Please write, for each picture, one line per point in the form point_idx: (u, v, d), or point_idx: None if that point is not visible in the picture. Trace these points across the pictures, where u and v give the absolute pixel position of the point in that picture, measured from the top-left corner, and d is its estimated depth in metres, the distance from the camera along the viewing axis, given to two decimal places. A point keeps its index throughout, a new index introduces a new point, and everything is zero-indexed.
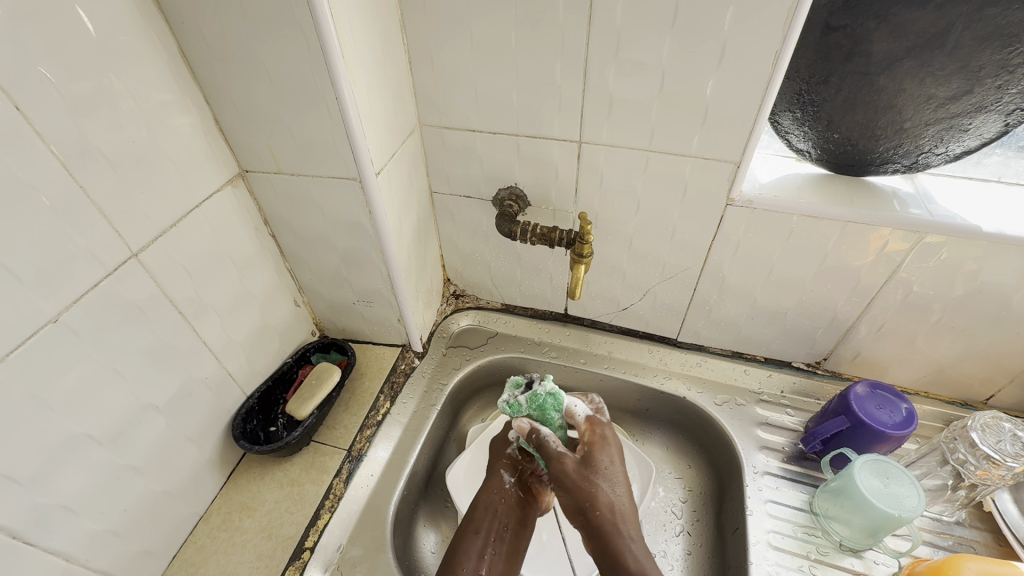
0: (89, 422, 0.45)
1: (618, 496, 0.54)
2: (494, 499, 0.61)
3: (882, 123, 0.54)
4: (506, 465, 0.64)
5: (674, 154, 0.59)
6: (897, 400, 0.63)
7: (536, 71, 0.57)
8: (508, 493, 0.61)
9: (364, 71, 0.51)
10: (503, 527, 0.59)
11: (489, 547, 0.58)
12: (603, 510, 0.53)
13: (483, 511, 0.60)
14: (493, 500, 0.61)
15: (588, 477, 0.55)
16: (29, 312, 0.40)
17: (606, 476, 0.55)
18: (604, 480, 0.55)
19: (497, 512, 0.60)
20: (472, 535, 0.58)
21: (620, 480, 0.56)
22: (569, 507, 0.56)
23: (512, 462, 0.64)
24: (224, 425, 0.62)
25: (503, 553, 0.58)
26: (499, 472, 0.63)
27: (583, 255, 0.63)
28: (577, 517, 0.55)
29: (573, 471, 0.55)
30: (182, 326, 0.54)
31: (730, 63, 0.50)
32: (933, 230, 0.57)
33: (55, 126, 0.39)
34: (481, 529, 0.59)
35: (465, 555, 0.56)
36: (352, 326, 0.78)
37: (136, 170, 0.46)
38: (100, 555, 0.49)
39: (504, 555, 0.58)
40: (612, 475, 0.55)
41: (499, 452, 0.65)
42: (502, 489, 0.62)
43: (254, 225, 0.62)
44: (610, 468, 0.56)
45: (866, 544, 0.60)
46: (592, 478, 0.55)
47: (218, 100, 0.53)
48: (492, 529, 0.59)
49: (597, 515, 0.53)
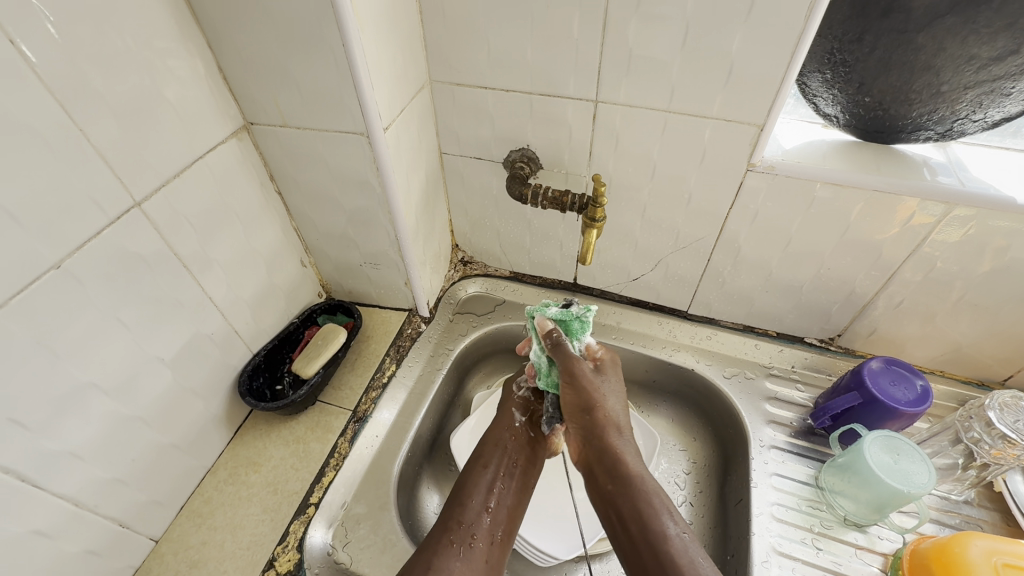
0: (94, 371, 0.45)
1: (620, 406, 0.56)
2: (504, 437, 0.61)
3: (917, 86, 0.50)
4: (517, 405, 0.65)
5: (694, 115, 0.56)
6: (912, 376, 0.62)
7: (554, 23, 0.54)
8: (518, 432, 0.63)
9: (373, 19, 0.49)
10: (511, 462, 0.60)
11: (498, 482, 0.58)
12: (606, 414, 0.55)
13: (492, 447, 0.61)
14: (503, 437, 0.62)
15: (596, 385, 0.56)
16: (30, 256, 0.39)
17: (611, 388, 0.57)
18: (609, 389, 0.57)
19: (506, 449, 0.61)
20: (481, 469, 0.58)
21: (622, 394, 0.58)
22: (571, 408, 0.57)
23: (523, 402, 0.66)
24: (231, 382, 0.62)
25: (513, 487, 0.58)
26: (509, 412, 0.65)
27: (596, 219, 0.61)
28: (578, 419, 0.56)
29: (585, 373, 0.57)
30: (187, 280, 0.53)
31: (760, 15, 0.47)
32: (964, 202, 0.54)
33: (51, 64, 0.38)
34: (490, 463, 0.59)
35: (474, 489, 0.56)
36: (359, 289, 0.77)
37: (138, 116, 0.45)
38: (110, 503, 0.50)
39: (513, 490, 0.58)
40: (616, 389, 0.57)
41: (511, 393, 0.67)
42: (513, 428, 0.63)
43: (260, 182, 0.61)
44: (613, 383, 0.58)
45: (871, 520, 0.59)
46: (599, 387, 0.56)
47: (221, 46, 0.51)
48: (502, 465, 0.59)
49: (600, 418, 0.54)
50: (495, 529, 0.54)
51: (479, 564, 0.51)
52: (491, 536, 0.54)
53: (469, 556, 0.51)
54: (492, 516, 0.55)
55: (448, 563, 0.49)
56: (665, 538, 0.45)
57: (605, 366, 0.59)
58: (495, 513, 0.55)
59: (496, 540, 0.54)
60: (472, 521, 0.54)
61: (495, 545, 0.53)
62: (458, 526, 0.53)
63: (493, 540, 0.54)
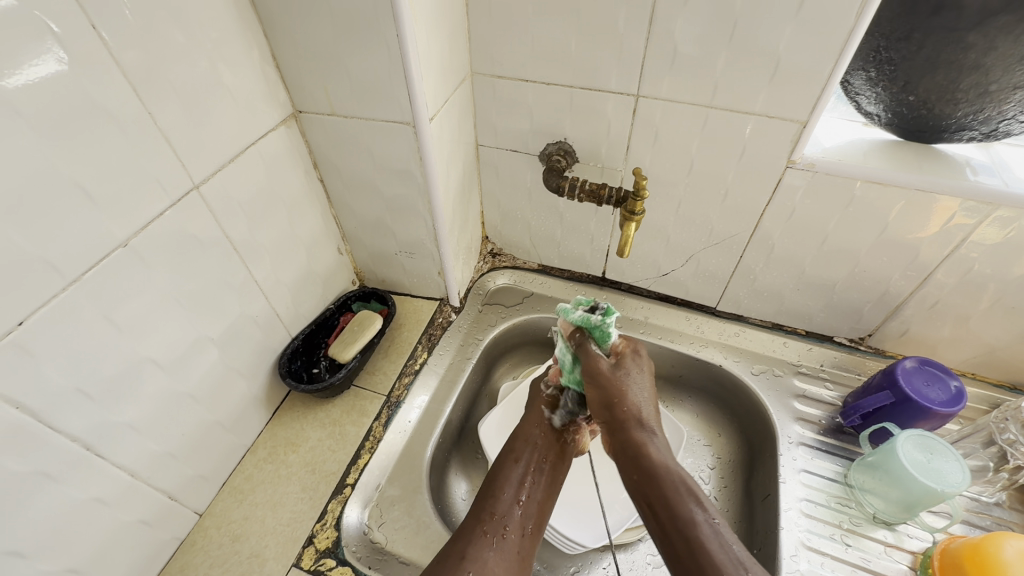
0: (153, 347, 0.47)
1: (645, 398, 0.55)
2: (534, 434, 0.61)
3: (965, 85, 0.50)
4: (545, 403, 0.64)
5: (736, 110, 0.56)
6: (946, 377, 0.62)
7: (599, 17, 0.55)
8: (548, 430, 0.61)
9: (425, 10, 0.50)
10: (543, 457, 0.59)
11: (529, 477, 0.57)
12: (630, 407, 0.54)
13: (523, 444, 0.60)
14: (533, 433, 0.61)
15: (618, 379, 0.56)
16: (101, 234, 0.41)
17: (635, 380, 0.56)
18: (634, 381, 0.56)
19: (537, 446, 0.60)
20: (512, 464, 0.58)
21: (647, 386, 0.56)
22: (597, 406, 0.56)
23: (550, 400, 0.65)
24: (272, 363, 0.64)
25: (543, 483, 0.57)
26: (538, 409, 0.64)
27: (635, 213, 0.62)
28: (604, 415, 0.55)
29: (607, 369, 0.56)
30: (236, 262, 0.55)
31: (810, 11, 0.48)
32: (1007, 203, 0.54)
33: (125, 49, 0.39)
34: (520, 458, 0.58)
35: (505, 483, 0.56)
36: (392, 277, 0.78)
37: (199, 101, 0.46)
38: (161, 475, 0.51)
39: (544, 485, 0.57)
40: (641, 380, 0.56)
41: (539, 391, 0.66)
42: (543, 425, 0.62)
43: (305, 169, 0.62)
44: (638, 376, 0.57)
45: (901, 518, 0.60)
46: (622, 381, 0.55)
47: (276, 35, 0.52)
48: (533, 460, 0.59)
49: (624, 412, 0.54)
50: (527, 521, 0.53)
51: (512, 555, 0.50)
52: (522, 527, 0.52)
53: (502, 547, 0.50)
54: (524, 509, 0.54)
55: (482, 552, 0.49)
56: (693, 524, 0.44)
57: (625, 359, 0.57)
58: (528, 506, 0.55)
59: (527, 531, 0.53)
60: (504, 513, 0.53)
61: (527, 537, 0.52)
62: (491, 517, 0.52)
63: (524, 532, 0.53)
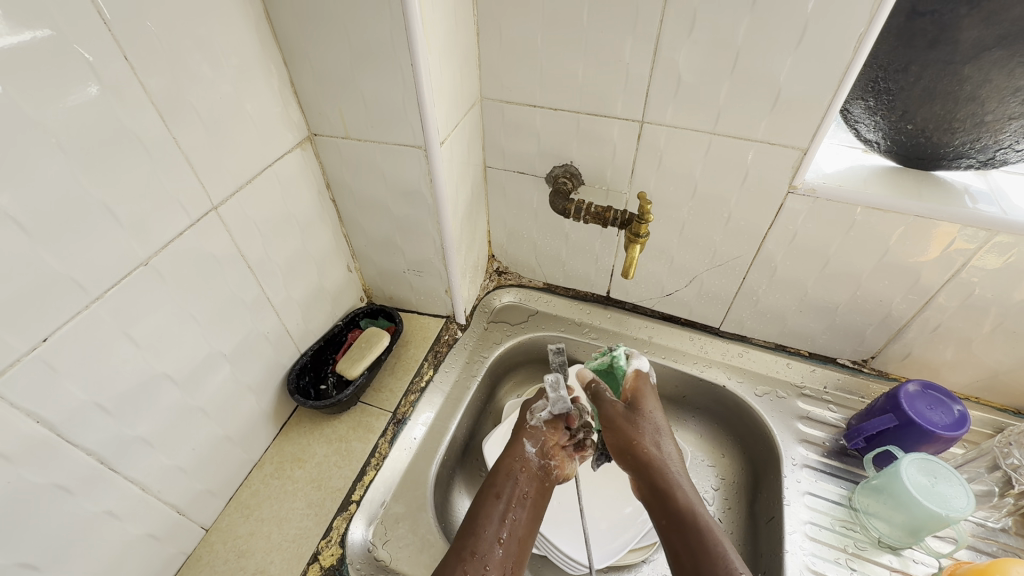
0: (168, 363, 0.48)
1: (667, 444, 0.58)
2: (515, 466, 0.58)
3: (961, 115, 0.51)
4: (529, 433, 0.62)
5: (738, 137, 0.58)
6: (949, 401, 0.62)
7: (605, 47, 0.57)
8: (530, 463, 0.59)
9: (438, 41, 0.52)
10: (524, 493, 0.56)
11: (511, 512, 0.54)
12: (650, 449, 0.56)
13: (506, 477, 0.57)
14: (515, 466, 0.58)
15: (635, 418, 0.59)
16: (124, 253, 0.42)
17: (655, 418, 0.60)
18: (652, 423, 0.59)
19: (520, 478, 0.57)
20: (493, 498, 0.54)
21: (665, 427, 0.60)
22: (616, 450, 0.58)
23: (532, 432, 0.62)
24: (281, 379, 0.65)
25: (526, 517, 0.54)
26: (521, 441, 0.61)
27: (639, 235, 0.63)
28: (622, 458, 0.58)
29: (622, 412, 0.60)
30: (250, 280, 0.56)
31: (809, 45, 0.49)
32: (1004, 229, 0.55)
33: (153, 76, 0.41)
34: (502, 493, 0.55)
35: (486, 518, 0.52)
36: (400, 295, 0.80)
37: (220, 127, 0.48)
38: (171, 490, 0.52)
39: (526, 520, 0.54)
40: (658, 423, 0.59)
41: (524, 421, 0.64)
42: (527, 457, 0.59)
43: (318, 190, 0.64)
44: (653, 416, 0.60)
45: (906, 543, 0.59)
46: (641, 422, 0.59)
47: (295, 64, 0.54)
48: (516, 493, 0.55)
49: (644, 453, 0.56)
50: (507, 561, 0.50)
51: None
52: (503, 566, 0.49)
53: None
54: (505, 548, 0.51)
55: None
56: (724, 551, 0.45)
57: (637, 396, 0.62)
58: (509, 545, 0.51)
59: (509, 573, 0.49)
60: (486, 552, 0.49)
61: None
62: (472, 557, 0.49)
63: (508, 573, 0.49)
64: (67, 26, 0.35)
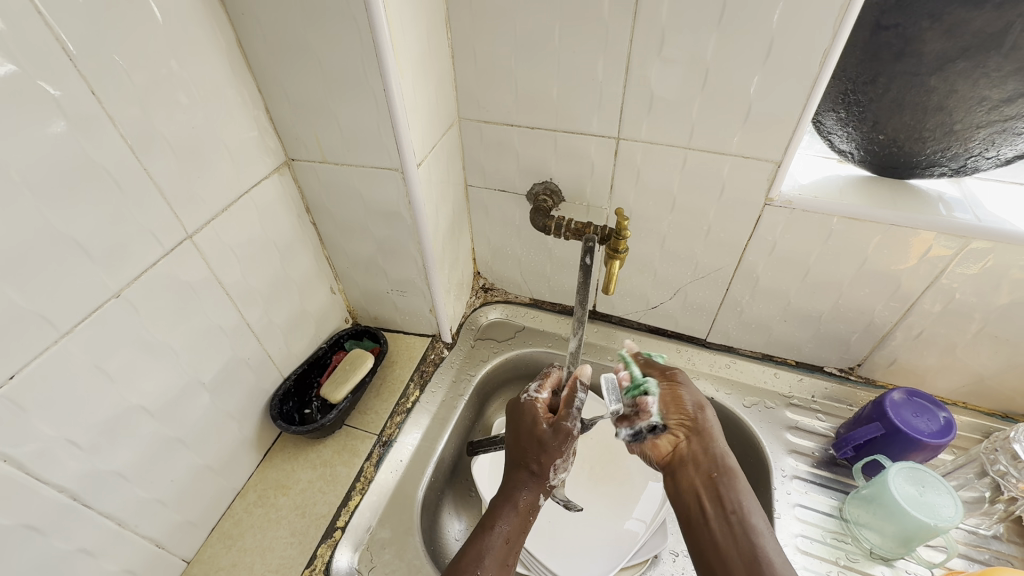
0: (143, 397, 0.48)
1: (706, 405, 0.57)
2: (525, 511, 0.54)
3: (931, 125, 0.52)
4: (543, 489, 0.56)
5: (713, 151, 0.58)
6: (935, 408, 0.62)
7: (578, 67, 0.57)
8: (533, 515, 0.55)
9: (411, 63, 0.52)
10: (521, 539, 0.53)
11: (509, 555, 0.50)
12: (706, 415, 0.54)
13: (513, 514, 0.53)
14: (521, 511, 0.53)
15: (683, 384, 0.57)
16: (94, 287, 0.42)
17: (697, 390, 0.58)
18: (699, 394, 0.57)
19: (524, 523, 0.53)
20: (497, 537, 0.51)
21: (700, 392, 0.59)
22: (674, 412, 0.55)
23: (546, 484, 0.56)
24: (264, 405, 0.65)
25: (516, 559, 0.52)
26: (533, 492, 0.55)
27: (619, 251, 0.63)
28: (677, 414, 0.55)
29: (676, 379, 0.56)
30: (228, 307, 0.56)
31: (776, 59, 0.50)
32: (979, 236, 0.55)
33: (122, 109, 0.41)
34: (508, 536, 0.51)
35: (490, 558, 0.49)
36: (385, 315, 0.79)
37: (193, 157, 0.48)
38: (148, 523, 0.51)
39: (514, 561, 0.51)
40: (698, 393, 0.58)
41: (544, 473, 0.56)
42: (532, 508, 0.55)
43: (297, 213, 0.64)
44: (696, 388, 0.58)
45: (898, 554, 0.59)
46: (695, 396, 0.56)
47: (269, 90, 0.55)
48: (520, 538, 0.52)
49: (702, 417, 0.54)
50: None
51: None
52: None
53: None
54: None
55: None
56: (758, 533, 0.46)
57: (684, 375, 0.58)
58: None
59: None
60: None
61: None
62: None
63: None
64: (28, 62, 0.35)
